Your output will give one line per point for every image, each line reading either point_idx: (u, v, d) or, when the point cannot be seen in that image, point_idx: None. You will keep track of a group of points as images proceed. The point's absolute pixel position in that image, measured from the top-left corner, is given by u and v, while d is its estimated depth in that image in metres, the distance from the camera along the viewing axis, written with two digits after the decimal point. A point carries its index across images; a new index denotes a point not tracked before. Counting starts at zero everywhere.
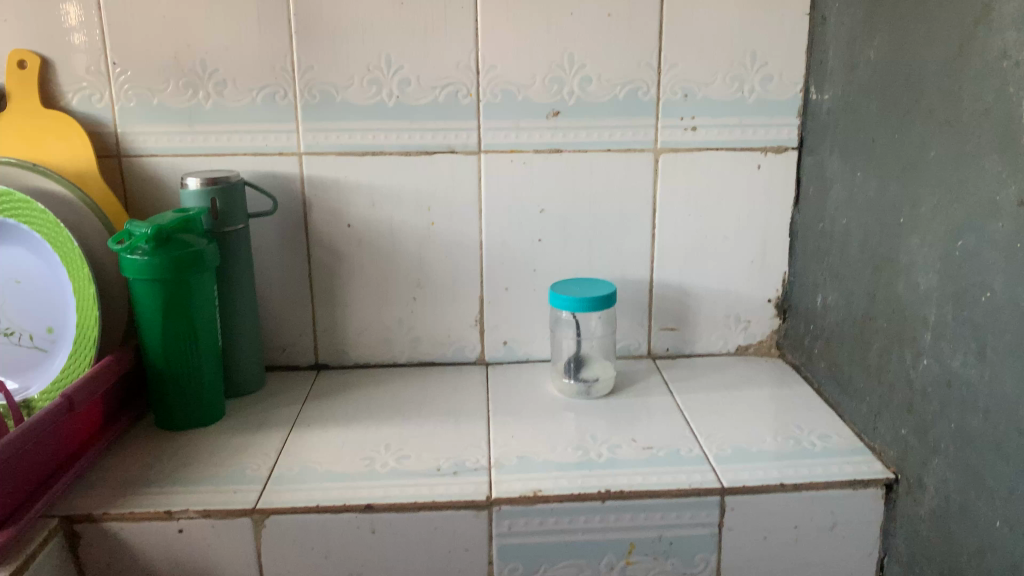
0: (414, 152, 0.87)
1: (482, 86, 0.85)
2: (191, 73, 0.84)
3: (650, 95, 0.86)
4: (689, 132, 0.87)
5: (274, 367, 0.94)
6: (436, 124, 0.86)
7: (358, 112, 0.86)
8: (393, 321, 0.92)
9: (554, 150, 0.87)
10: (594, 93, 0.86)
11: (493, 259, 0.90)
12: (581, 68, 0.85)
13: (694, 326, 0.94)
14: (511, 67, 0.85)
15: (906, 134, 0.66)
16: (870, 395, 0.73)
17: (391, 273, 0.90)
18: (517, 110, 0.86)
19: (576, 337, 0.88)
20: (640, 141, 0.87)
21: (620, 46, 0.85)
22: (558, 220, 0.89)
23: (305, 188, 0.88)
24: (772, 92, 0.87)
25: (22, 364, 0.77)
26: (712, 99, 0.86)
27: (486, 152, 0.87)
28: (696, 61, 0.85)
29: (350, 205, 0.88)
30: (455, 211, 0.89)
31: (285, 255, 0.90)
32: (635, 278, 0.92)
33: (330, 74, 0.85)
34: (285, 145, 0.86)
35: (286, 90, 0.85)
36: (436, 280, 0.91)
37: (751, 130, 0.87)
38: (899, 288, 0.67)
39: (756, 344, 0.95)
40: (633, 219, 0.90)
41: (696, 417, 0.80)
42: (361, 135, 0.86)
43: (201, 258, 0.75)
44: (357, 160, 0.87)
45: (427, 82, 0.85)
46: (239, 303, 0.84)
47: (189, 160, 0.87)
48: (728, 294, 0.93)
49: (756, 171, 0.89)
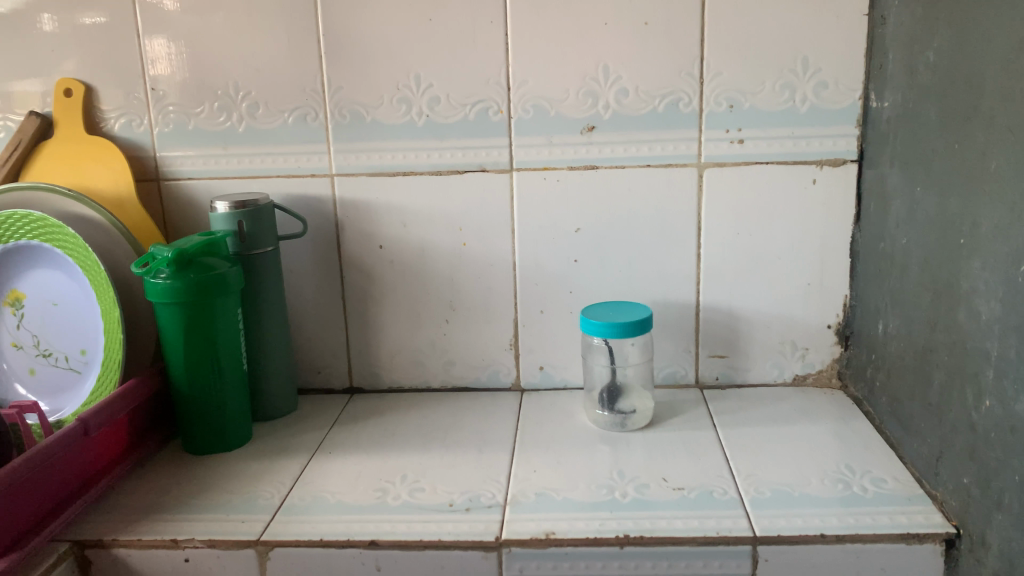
0: (444, 171, 0.84)
1: (513, 103, 0.82)
2: (225, 96, 0.85)
3: (692, 106, 0.81)
4: (735, 145, 0.81)
5: (309, 389, 0.92)
6: (467, 142, 0.83)
7: (387, 131, 0.84)
8: (426, 345, 0.89)
9: (590, 166, 0.83)
10: (631, 106, 0.81)
11: (528, 281, 0.86)
12: (617, 80, 0.81)
13: (745, 353, 0.87)
14: (543, 81, 0.81)
15: (967, 144, 0.59)
16: (931, 436, 0.65)
17: (424, 295, 0.88)
18: (550, 126, 0.82)
19: (609, 365, 0.82)
20: (681, 156, 0.82)
21: (658, 56, 0.80)
22: (595, 239, 0.85)
23: (337, 209, 0.87)
24: (826, 99, 0.79)
25: (60, 385, 0.79)
26: (759, 109, 0.80)
27: (518, 170, 0.83)
28: (742, 69, 0.80)
29: (381, 227, 0.87)
30: (487, 232, 0.86)
31: (318, 277, 0.89)
32: (679, 302, 0.86)
33: (360, 94, 0.84)
34: (317, 166, 0.86)
35: (317, 111, 0.84)
36: (470, 304, 0.88)
37: (804, 142, 0.81)
38: (961, 318, 0.59)
39: (816, 373, 0.87)
40: (676, 239, 0.84)
41: (737, 454, 0.73)
42: (391, 155, 0.85)
43: (223, 281, 0.75)
44: (387, 180, 0.85)
45: (457, 100, 0.83)
46: (267, 326, 0.83)
47: (223, 182, 0.87)
48: (783, 319, 0.85)
49: (811, 186, 0.81)
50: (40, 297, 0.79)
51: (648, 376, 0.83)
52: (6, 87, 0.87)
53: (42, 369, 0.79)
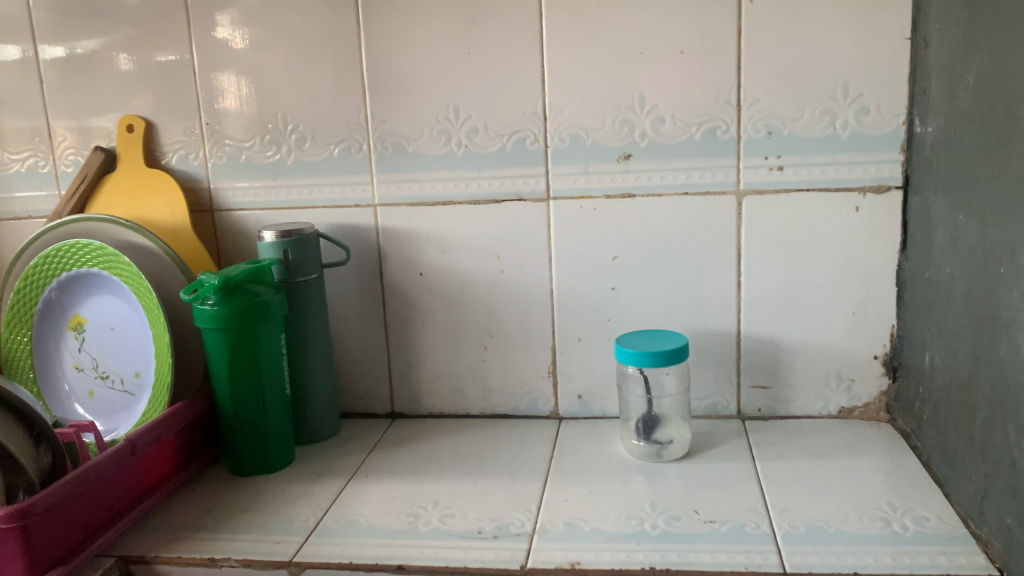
0: (482, 200, 0.86)
1: (550, 132, 0.83)
2: (274, 130, 0.89)
3: (729, 134, 0.80)
4: (775, 172, 0.80)
5: (352, 414, 0.94)
6: (505, 171, 0.85)
7: (428, 162, 0.86)
8: (465, 372, 0.90)
9: (627, 194, 0.83)
10: (668, 134, 0.81)
11: (566, 308, 0.87)
12: (653, 109, 0.81)
13: (789, 383, 0.84)
14: (579, 111, 0.82)
15: (1006, 170, 0.57)
16: (976, 473, 0.62)
17: (463, 323, 0.89)
18: (586, 155, 0.83)
19: (645, 396, 0.80)
20: (719, 183, 0.81)
21: (695, 84, 0.80)
22: (633, 267, 0.85)
23: (379, 238, 0.89)
24: (868, 125, 0.78)
25: (115, 406, 0.83)
26: (800, 136, 0.79)
27: (556, 198, 0.84)
28: (780, 96, 0.79)
29: (422, 255, 0.88)
30: (525, 259, 0.86)
31: (361, 304, 0.91)
32: (719, 330, 0.84)
33: (402, 126, 0.86)
34: (360, 196, 0.88)
35: (361, 143, 0.87)
36: (508, 331, 0.88)
37: (847, 168, 0.79)
38: (1002, 350, 0.57)
39: (862, 406, 0.83)
40: (715, 267, 0.83)
41: (774, 487, 0.71)
42: (431, 185, 0.86)
43: (267, 307, 0.78)
44: (428, 209, 0.87)
45: (495, 130, 0.84)
46: (311, 352, 0.85)
47: (273, 212, 0.90)
48: (827, 349, 0.83)
49: (854, 213, 0.80)
50: (100, 322, 0.83)
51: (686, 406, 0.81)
52: (80, 124, 0.92)
53: (100, 391, 0.83)
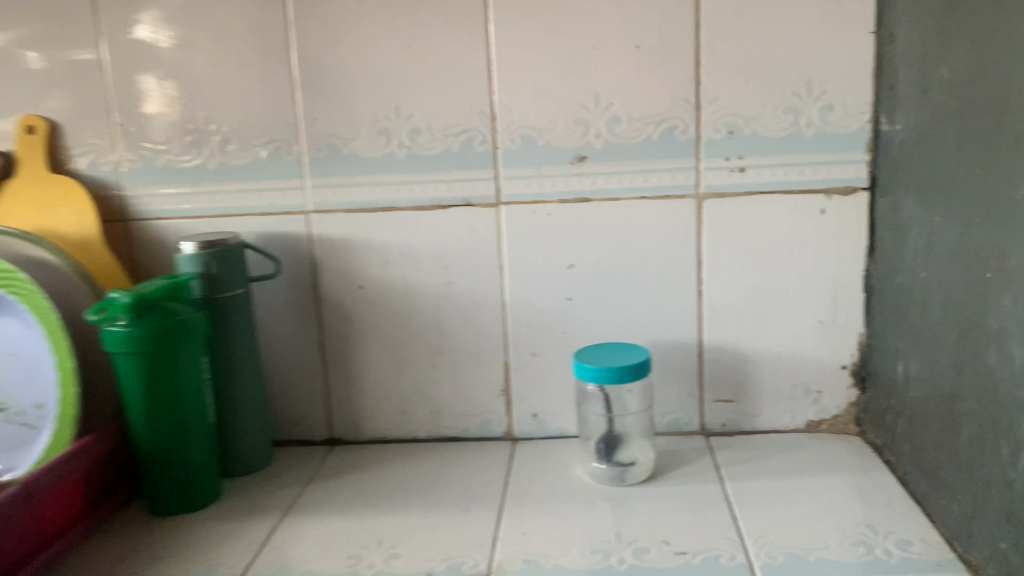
0: (427, 206, 0.79)
1: (499, 132, 0.77)
2: (195, 131, 0.80)
3: (688, 133, 0.75)
4: (737, 174, 0.76)
5: (287, 441, 0.86)
6: (451, 174, 0.79)
7: (367, 165, 0.79)
8: (411, 392, 0.83)
9: (582, 199, 0.78)
10: (624, 134, 0.76)
11: (519, 321, 0.81)
12: (609, 107, 0.76)
13: (754, 397, 0.80)
14: (530, 109, 0.76)
15: (991, 168, 0.53)
16: (963, 493, 0.58)
17: (407, 339, 0.82)
18: (538, 157, 0.77)
19: (605, 415, 0.76)
20: (678, 187, 0.76)
21: (652, 81, 0.75)
22: (590, 276, 0.79)
23: (313, 248, 0.81)
24: (833, 123, 0.74)
25: (14, 442, 0.73)
26: (762, 136, 0.75)
27: (507, 204, 0.78)
28: (742, 93, 0.74)
29: (361, 266, 0.81)
30: (475, 270, 0.80)
31: (294, 321, 0.83)
32: (681, 342, 0.79)
33: (337, 126, 0.79)
34: (292, 203, 0.81)
35: (292, 145, 0.80)
36: (457, 347, 0.82)
37: (812, 169, 0.75)
38: (991, 361, 0.53)
39: (831, 419, 0.79)
40: (677, 275, 0.78)
41: (746, 511, 0.66)
42: (371, 191, 0.80)
43: (187, 326, 0.70)
44: (367, 217, 0.80)
45: (440, 130, 0.78)
46: (238, 375, 0.77)
47: (194, 222, 0.82)
48: (793, 360, 0.78)
49: (820, 216, 0.76)
50: None
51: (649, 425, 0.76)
52: None
53: None
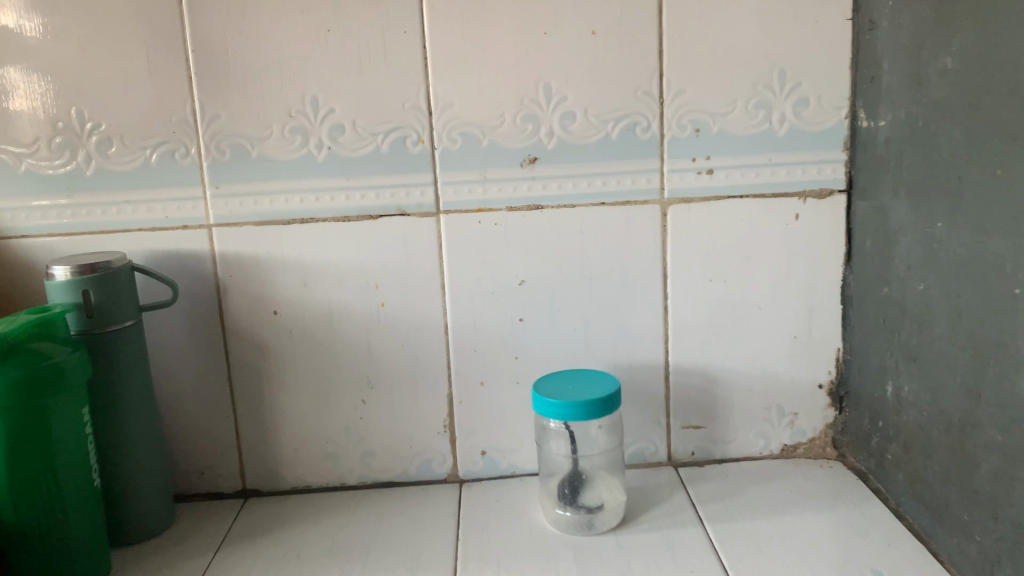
0: (354, 217, 0.68)
1: (437, 130, 0.67)
2: (66, 130, 0.67)
3: (651, 131, 0.67)
4: (705, 176, 0.68)
5: (192, 496, 0.73)
6: (382, 179, 0.68)
7: (280, 170, 0.68)
8: (339, 433, 0.72)
9: (534, 206, 0.68)
10: (578, 133, 0.67)
11: (463, 346, 0.71)
12: (561, 101, 0.67)
13: (726, 422, 0.72)
14: (471, 103, 0.67)
15: (1014, 169, 0.47)
16: (981, 533, 0.52)
17: (333, 371, 0.71)
18: (482, 159, 0.67)
19: (569, 453, 0.66)
20: (640, 191, 0.68)
21: (609, 71, 0.66)
22: (543, 293, 0.70)
23: (218, 268, 0.69)
24: (807, 119, 0.67)
25: None
26: (730, 133, 0.67)
27: (446, 213, 0.68)
28: (709, 85, 0.66)
29: (277, 288, 0.69)
30: (411, 289, 0.70)
31: (197, 354, 0.70)
32: (645, 364, 0.71)
33: (243, 123, 0.67)
34: (190, 216, 0.68)
35: (188, 146, 0.67)
36: (392, 378, 0.71)
37: (784, 170, 0.68)
38: (1020, 387, 0.47)
39: (807, 443, 0.73)
40: (640, 290, 0.70)
41: (735, 558, 0.59)
42: (286, 200, 0.68)
43: (62, 372, 0.56)
44: (282, 230, 0.68)
45: (367, 128, 0.67)
46: (129, 425, 0.64)
47: (69, 239, 0.68)
48: (767, 380, 0.71)
49: (794, 222, 0.69)
50: None
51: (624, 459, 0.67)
52: None
53: None
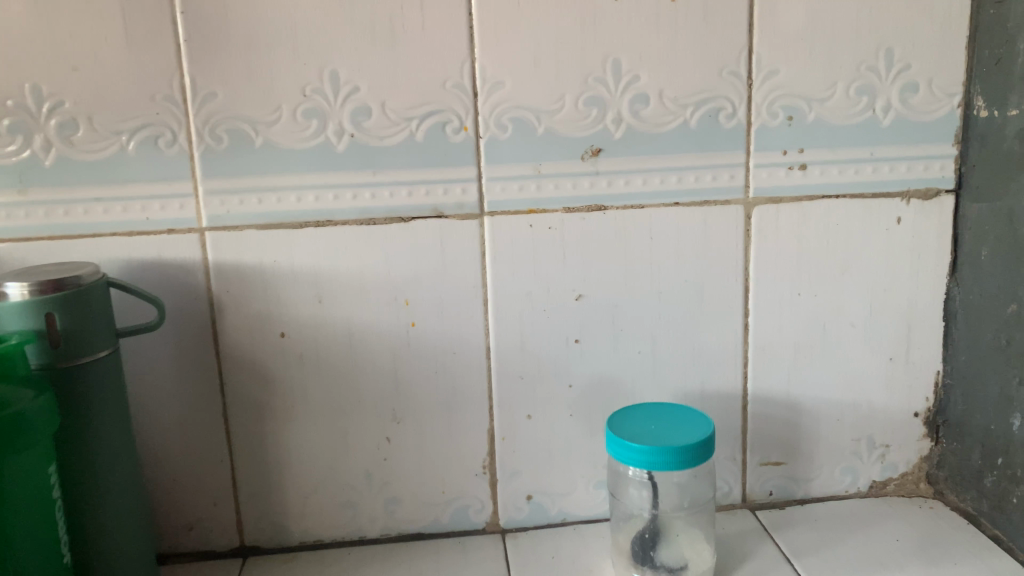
0: (380, 219, 0.56)
1: (483, 115, 0.56)
2: (17, 109, 0.53)
3: (736, 118, 0.57)
4: (796, 173, 0.58)
5: (177, 556, 0.61)
6: (416, 174, 0.56)
7: (291, 162, 0.55)
8: (359, 477, 0.60)
9: (596, 206, 0.57)
10: (651, 119, 0.56)
11: (508, 373, 0.59)
12: (632, 82, 0.56)
13: (808, 457, 0.63)
14: (525, 82, 0.55)
15: None
16: None
17: (352, 404, 0.59)
18: (537, 150, 0.56)
19: (648, 510, 0.56)
20: (721, 189, 0.58)
21: (690, 46, 0.56)
22: (603, 310, 0.59)
23: (213, 281, 0.56)
24: (915, 107, 0.58)
25: None
26: (827, 123, 0.57)
27: (492, 214, 0.57)
28: (805, 65, 0.57)
29: (286, 306, 0.57)
30: (447, 306, 0.58)
31: (185, 386, 0.58)
32: (720, 392, 0.61)
33: (245, 103, 0.54)
34: (179, 217, 0.55)
35: (176, 132, 0.54)
36: (423, 412, 0.59)
37: (887, 166, 0.58)
38: None
39: (897, 478, 0.64)
40: (716, 306, 0.59)
41: None
42: (298, 199, 0.56)
43: (18, 424, 0.44)
44: (293, 235, 0.56)
45: (398, 111, 0.55)
46: (105, 480, 0.51)
47: (21, 246, 0.55)
48: (856, 408, 0.62)
49: (895, 227, 0.59)
50: None
51: (707, 507, 0.57)
52: None
53: None
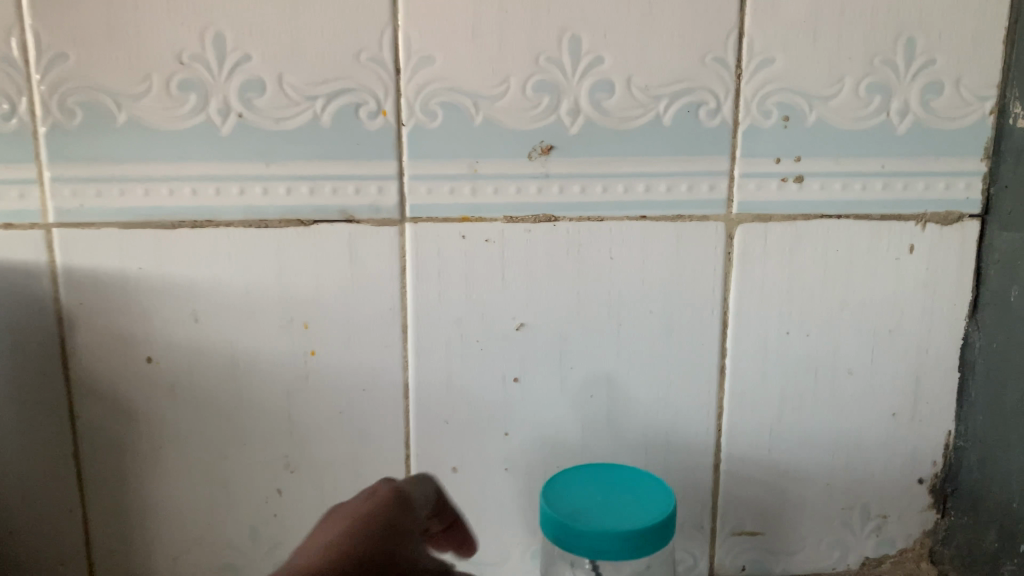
0: (274, 221, 0.45)
1: (407, 97, 0.45)
2: None
3: (720, 115, 0.46)
4: (790, 186, 0.47)
5: None
6: (320, 168, 0.45)
7: (162, 146, 0.44)
8: (242, 535, 0.49)
9: (544, 217, 0.47)
10: (616, 112, 0.46)
11: (430, 416, 0.48)
12: (594, 65, 0.45)
13: (790, 527, 0.52)
14: (461, 58, 0.44)
15: None
16: None
17: (236, 447, 0.48)
18: (473, 144, 0.45)
19: None
20: (699, 202, 0.47)
21: (667, 24, 0.45)
22: (549, 344, 0.48)
23: (62, 291, 0.45)
24: (937, 111, 0.47)
25: None
26: (830, 126, 0.47)
27: (415, 221, 0.46)
28: (807, 53, 0.46)
29: (154, 324, 0.46)
30: (355, 331, 0.47)
31: (25, 419, 0.46)
32: (688, 447, 0.50)
33: (106, 69, 0.43)
34: (20, 210, 0.44)
35: (15, 101, 0.43)
36: (324, 460, 0.49)
37: (901, 182, 0.48)
38: None
39: (895, 556, 0.53)
40: (687, 345, 0.49)
41: None
42: (172, 192, 0.45)
43: None
44: (165, 237, 0.45)
45: (300, 87, 0.44)
46: None
47: None
48: (850, 471, 0.52)
49: (906, 257, 0.49)
50: None
51: None
52: None
53: None
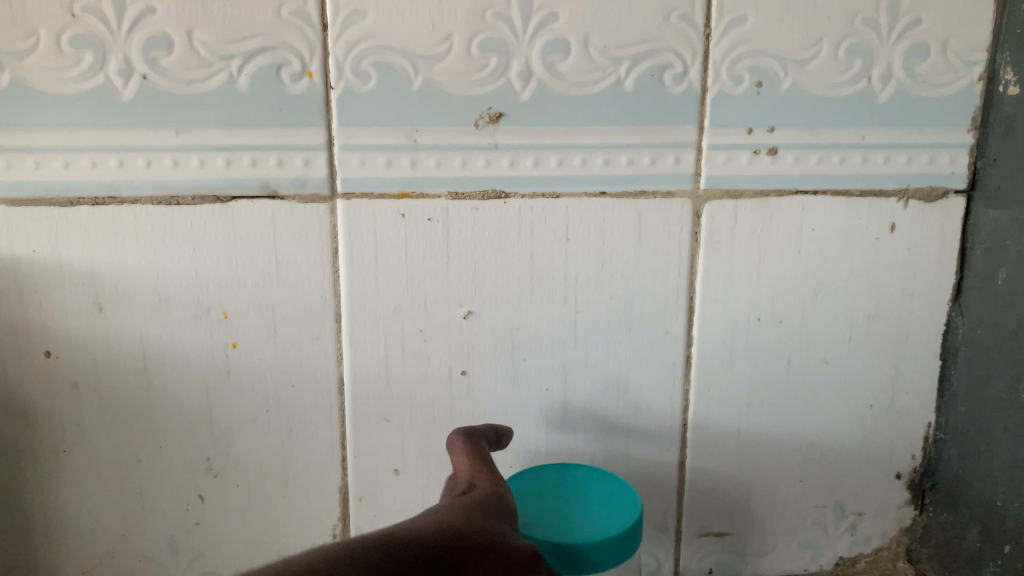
0: (187, 197, 0.40)
1: (336, 58, 0.39)
2: None
3: (687, 80, 0.42)
4: (763, 159, 0.43)
5: None
6: (238, 137, 0.40)
7: (54, 112, 0.39)
8: (160, 547, 0.44)
9: (493, 193, 0.42)
10: (572, 76, 0.41)
11: (368, 413, 0.44)
12: (547, 22, 0.40)
13: (759, 527, 0.49)
14: (397, 14, 0.39)
15: None
16: None
17: (150, 450, 0.43)
18: (412, 111, 0.40)
19: None
20: (664, 176, 0.43)
21: None
22: (499, 333, 0.44)
23: None
24: (921, 77, 0.43)
25: None
26: (806, 92, 0.43)
27: (348, 198, 0.41)
28: (782, 12, 0.42)
29: (51, 315, 0.41)
30: (283, 321, 0.42)
31: None
32: (651, 444, 0.46)
33: None
34: None
35: None
36: (250, 463, 0.44)
37: (881, 155, 0.44)
38: None
39: (870, 555, 0.50)
40: (651, 333, 0.45)
41: None
42: (67, 164, 0.39)
43: None
44: (61, 216, 0.40)
45: (213, 45, 0.39)
46: None
47: None
48: (824, 466, 0.48)
49: (887, 237, 0.45)
50: None
51: None
52: None
53: None
